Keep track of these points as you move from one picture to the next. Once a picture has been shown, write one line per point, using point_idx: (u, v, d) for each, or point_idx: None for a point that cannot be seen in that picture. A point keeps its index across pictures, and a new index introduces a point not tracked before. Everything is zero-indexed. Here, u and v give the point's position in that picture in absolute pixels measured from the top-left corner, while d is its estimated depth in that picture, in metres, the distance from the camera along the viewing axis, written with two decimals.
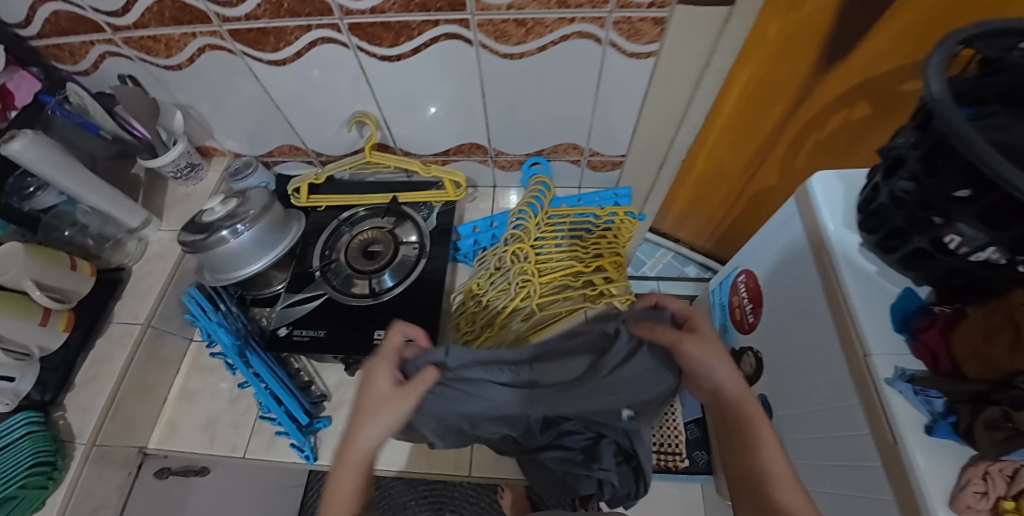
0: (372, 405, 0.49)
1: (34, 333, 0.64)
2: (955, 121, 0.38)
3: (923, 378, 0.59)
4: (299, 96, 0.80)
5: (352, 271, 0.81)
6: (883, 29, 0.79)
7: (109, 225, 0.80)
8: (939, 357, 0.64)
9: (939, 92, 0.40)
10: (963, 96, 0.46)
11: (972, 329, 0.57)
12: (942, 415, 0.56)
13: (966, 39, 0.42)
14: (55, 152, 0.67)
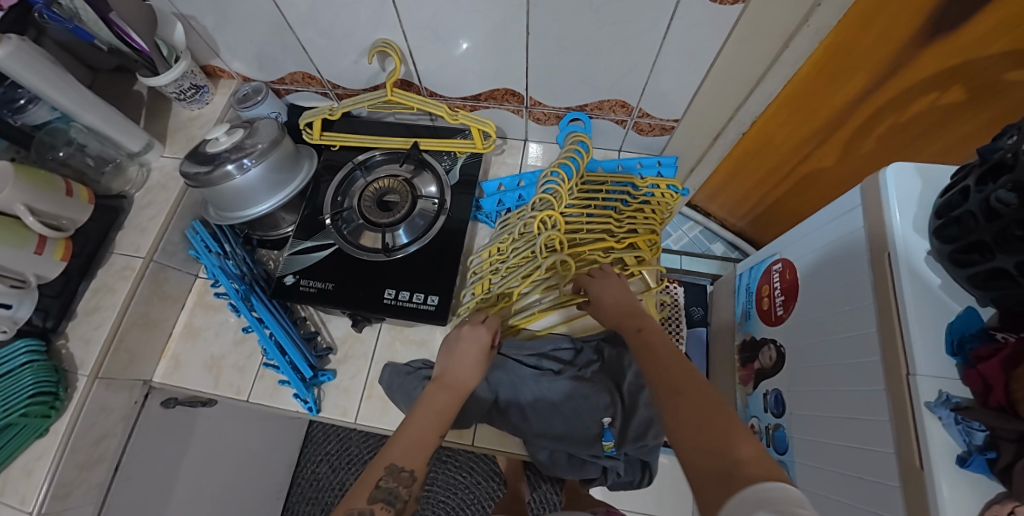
0: (455, 378, 0.58)
1: (29, 261, 0.61)
2: None
3: (969, 409, 0.61)
4: (313, 14, 0.69)
5: (365, 222, 0.75)
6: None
7: (109, 146, 0.74)
8: (988, 393, 0.61)
9: None
10: None
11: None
12: (980, 448, 0.59)
13: None
14: (40, 58, 0.59)
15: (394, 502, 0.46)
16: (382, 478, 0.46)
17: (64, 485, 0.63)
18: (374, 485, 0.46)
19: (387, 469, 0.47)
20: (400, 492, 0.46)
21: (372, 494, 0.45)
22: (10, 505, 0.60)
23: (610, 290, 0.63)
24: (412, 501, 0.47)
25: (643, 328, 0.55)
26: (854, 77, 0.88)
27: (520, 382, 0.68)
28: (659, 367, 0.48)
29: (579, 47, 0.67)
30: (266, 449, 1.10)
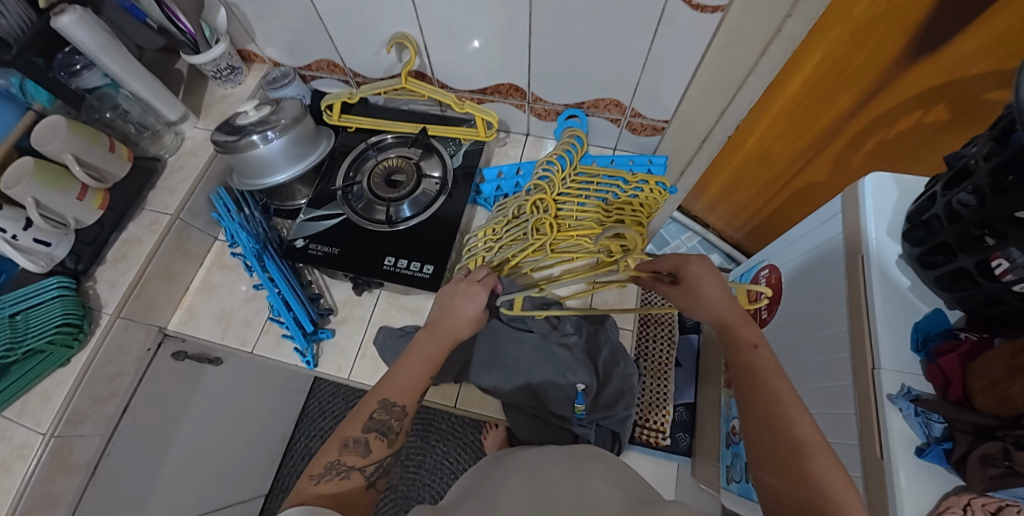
0: None
1: (71, 206, 0.69)
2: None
3: (925, 400, 0.62)
4: (340, 6, 0.77)
5: (373, 197, 0.82)
6: (989, 23, 0.69)
7: (149, 115, 0.83)
8: (950, 393, 0.62)
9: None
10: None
11: (988, 365, 0.58)
12: (939, 440, 0.59)
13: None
14: (100, 29, 0.67)
15: (388, 432, 0.52)
16: (375, 410, 0.53)
17: (77, 413, 0.69)
18: (368, 417, 0.52)
19: (381, 403, 0.53)
20: (392, 424, 0.53)
21: (367, 424, 0.52)
22: (26, 426, 0.66)
23: (712, 286, 0.56)
24: (405, 432, 0.54)
25: (751, 347, 0.53)
26: (844, 92, 0.92)
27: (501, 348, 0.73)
28: (772, 411, 0.48)
29: (576, 47, 0.74)
30: (266, 415, 1.16)
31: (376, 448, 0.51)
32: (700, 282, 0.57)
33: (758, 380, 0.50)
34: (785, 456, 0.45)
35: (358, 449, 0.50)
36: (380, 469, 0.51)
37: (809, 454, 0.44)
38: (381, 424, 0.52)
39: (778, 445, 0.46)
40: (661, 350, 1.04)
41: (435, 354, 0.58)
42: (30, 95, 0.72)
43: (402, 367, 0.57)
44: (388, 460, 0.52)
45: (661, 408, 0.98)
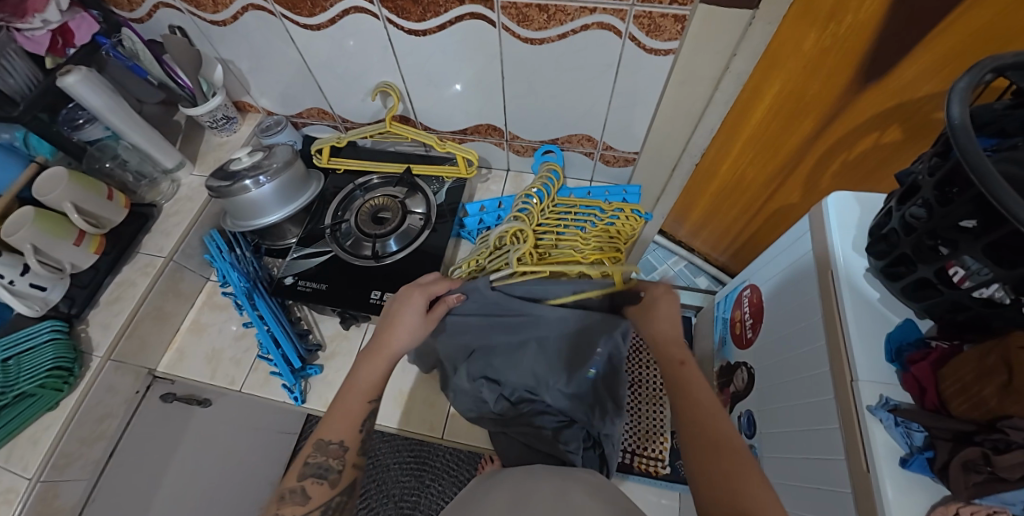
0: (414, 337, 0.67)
1: (68, 250, 0.72)
2: (986, 171, 0.39)
3: (907, 410, 0.57)
4: (329, 61, 0.83)
5: (361, 234, 0.85)
6: (931, 47, 0.70)
7: (147, 164, 0.87)
8: (927, 402, 0.58)
9: (958, 116, 0.43)
10: (960, 135, 0.42)
11: (963, 376, 0.54)
12: (920, 450, 0.55)
13: (968, 86, 0.44)
14: (104, 89, 0.73)
15: (325, 474, 0.53)
16: (310, 456, 0.54)
17: (65, 456, 0.69)
18: (303, 463, 0.53)
19: (315, 446, 0.54)
20: (331, 465, 0.54)
21: (302, 471, 0.53)
22: (12, 471, 0.65)
23: (661, 321, 0.65)
24: (348, 468, 0.55)
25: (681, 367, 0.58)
26: (804, 118, 0.94)
27: (494, 339, 0.76)
28: (699, 418, 0.52)
29: (546, 89, 0.80)
30: (256, 458, 1.14)
31: (314, 493, 0.53)
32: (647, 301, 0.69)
33: (682, 388, 0.56)
34: (710, 455, 0.47)
35: (296, 500, 0.52)
36: (327, 511, 0.53)
37: (733, 450, 0.47)
38: (319, 468, 0.53)
39: (702, 442, 0.49)
40: (651, 377, 0.96)
41: (377, 377, 0.59)
42: (32, 147, 0.76)
43: (348, 405, 0.57)
44: (338, 499, 0.54)
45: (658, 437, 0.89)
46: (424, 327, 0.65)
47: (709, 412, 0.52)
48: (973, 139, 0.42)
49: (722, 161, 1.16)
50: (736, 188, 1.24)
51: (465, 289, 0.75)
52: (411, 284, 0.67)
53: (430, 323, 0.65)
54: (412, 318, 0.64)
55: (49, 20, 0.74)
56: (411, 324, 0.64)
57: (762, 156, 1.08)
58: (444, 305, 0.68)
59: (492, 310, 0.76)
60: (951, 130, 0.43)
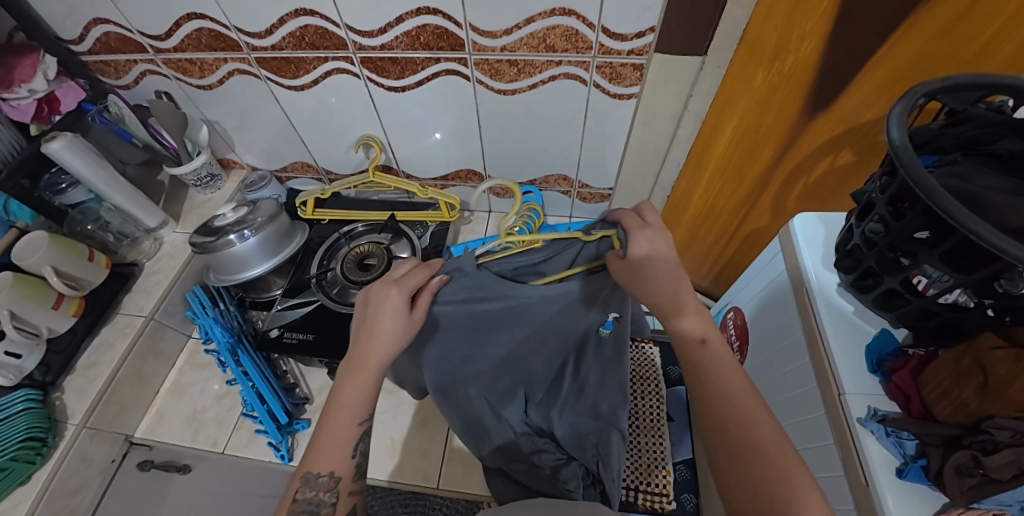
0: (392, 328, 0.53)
1: (45, 314, 0.70)
2: (931, 185, 0.43)
3: (893, 418, 0.56)
4: (313, 119, 0.88)
5: (347, 281, 0.85)
6: (876, 70, 0.64)
7: (129, 224, 0.87)
8: (914, 411, 0.56)
9: (898, 136, 0.47)
10: (902, 154, 0.46)
11: (942, 378, 0.52)
12: (915, 460, 0.53)
13: (907, 109, 0.48)
14: (87, 151, 0.75)
15: (317, 511, 0.45)
16: (299, 490, 0.45)
17: None
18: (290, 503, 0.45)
19: (302, 480, 0.46)
20: (324, 498, 0.46)
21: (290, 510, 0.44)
22: None
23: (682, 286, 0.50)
24: (342, 498, 0.47)
25: (709, 347, 0.49)
26: (759, 155, 0.84)
27: (498, 351, 0.67)
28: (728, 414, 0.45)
29: (521, 134, 0.85)
30: None
31: None
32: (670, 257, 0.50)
33: (704, 371, 0.48)
34: (735, 459, 0.43)
35: None
36: None
37: (767, 456, 0.41)
38: (311, 504, 0.44)
39: (736, 442, 0.44)
40: (652, 405, 0.95)
41: (367, 393, 0.49)
42: (12, 213, 0.75)
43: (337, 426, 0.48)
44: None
45: (660, 468, 0.87)
46: (411, 329, 0.52)
47: (740, 406, 0.45)
48: (914, 156, 0.45)
49: (685, 207, 1.05)
50: (697, 233, 1.14)
51: (448, 270, 0.57)
52: (385, 278, 0.54)
53: (416, 319, 0.53)
54: (395, 317, 0.51)
55: (35, 89, 0.76)
56: (397, 333, 0.51)
57: (724, 198, 0.98)
58: (428, 292, 0.55)
59: (474, 298, 0.60)
60: (893, 151, 0.47)
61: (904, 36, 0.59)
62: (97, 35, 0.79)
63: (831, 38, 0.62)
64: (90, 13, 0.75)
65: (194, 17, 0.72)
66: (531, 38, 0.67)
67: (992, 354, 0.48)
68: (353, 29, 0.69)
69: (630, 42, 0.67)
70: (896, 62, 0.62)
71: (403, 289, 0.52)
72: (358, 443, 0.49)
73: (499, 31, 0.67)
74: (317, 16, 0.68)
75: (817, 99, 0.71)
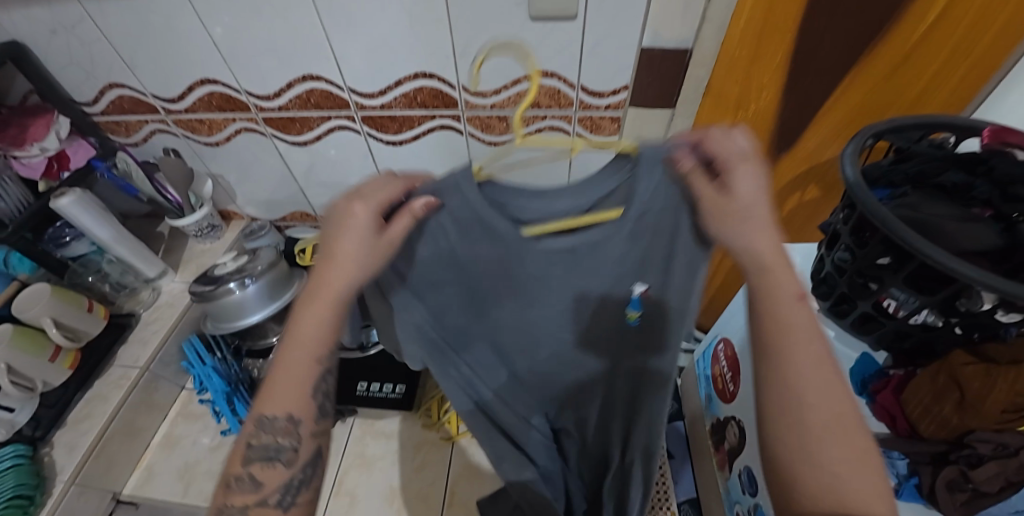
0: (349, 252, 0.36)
1: (42, 368, 0.70)
2: (883, 215, 0.49)
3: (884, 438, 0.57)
4: (312, 172, 0.93)
5: None
6: (833, 109, 0.72)
7: (129, 275, 0.89)
8: (899, 430, 0.56)
9: (851, 174, 0.53)
10: (855, 190, 0.52)
11: (924, 395, 0.54)
12: (907, 478, 0.53)
13: (855, 151, 0.55)
14: (95, 205, 0.77)
15: (277, 456, 0.36)
16: (252, 436, 0.36)
17: None
18: (245, 446, 0.36)
19: (255, 423, 0.36)
20: (286, 445, 0.37)
21: (246, 453, 0.36)
22: None
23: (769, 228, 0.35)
24: (305, 443, 0.38)
25: (787, 296, 0.32)
26: None
27: (538, 330, 0.49)
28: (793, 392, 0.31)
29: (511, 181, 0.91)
30: None
31: (266, 480, 0.36)
32: (753, 205, 0.32)
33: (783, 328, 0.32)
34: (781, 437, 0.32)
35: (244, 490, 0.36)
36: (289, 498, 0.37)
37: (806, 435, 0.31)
38: (267, 449, 0.36)
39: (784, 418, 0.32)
40: None
41: (321, 332, 0.36)
42: (13, 266, 0.77)
43: (286, 365, 0.36)
44: (299, 475, 0.38)
45: (664, 507, 0.86)
46: (383, 256, 0.36)
47: (807, 375, 0.31)
48: (867, 191, 0.51)
49: None
50: None
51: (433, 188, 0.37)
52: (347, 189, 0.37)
53: (388, 243, 0.35)
54: (358, 236, 0.34)
55: (47, 147, 0.80)
56: (359, 262, 0.35)
57: None
58: (412, 217, 0.36)
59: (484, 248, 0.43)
60: (848, 186, 0.53)
61: (853, 76, 0.67)
62: (112, 98, 0.84)
63: (787, 89, 0.70)
64: (107, 79, 0.81)
65: (207, 82, 0.78)
66: (518, 97, 0.75)
67: (965, 368, 0.51)
68: (355, 90, 0.76)
69: (606, 99, 0.76)
70: (853, 101, 0.71)
71: (370, 198, 0.35)
72: (319, 380, 0.37)
73: (489, 90, 0.74)
74: (322, 81, 0.75)
75: (780, 140, 0.78)
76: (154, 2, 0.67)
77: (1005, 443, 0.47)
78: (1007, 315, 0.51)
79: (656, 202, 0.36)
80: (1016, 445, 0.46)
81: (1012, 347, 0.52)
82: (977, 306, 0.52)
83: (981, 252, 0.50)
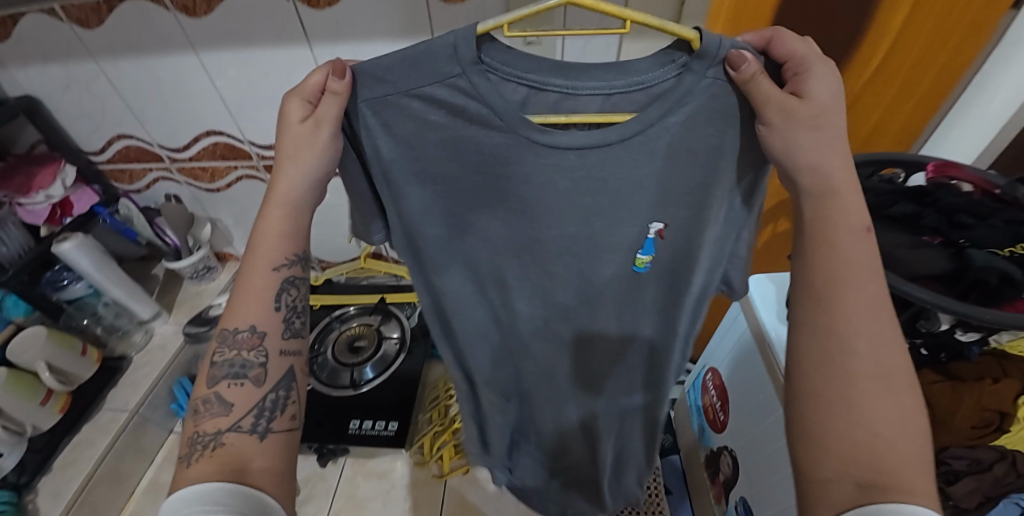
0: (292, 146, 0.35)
1: (31, 412, 0.71)
2: None
3: None
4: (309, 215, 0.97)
5: (337, 364, 0.91)
6: None
7: (123, 317, 0.90)
8: None
9: None
10: None
11: None
12: None
13: None
14: (95, 251, 0.80)
15: (244, 371, 0.36)
16: (215, 351, 0.36)
17: None
18: (211, 364, 0.36)
19: (217, 337, 0.36)
20: (251, 361, 0.36)
21: (211, 373, 0.36)
22: None
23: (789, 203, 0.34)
24: (272, 359, 0.37)
25: (848, 236, 0.33)
26: None
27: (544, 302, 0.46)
28: (845, 319, 0.32)
29: None
30: None
31: (235, 400, 0.35)
32: (833, 107, 0.31)
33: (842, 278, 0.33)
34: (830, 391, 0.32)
35: (214, 410, 0.34)
36: (263, 417, 0.35)
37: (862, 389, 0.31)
38: (231, 365, 0.35)
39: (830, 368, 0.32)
40: None
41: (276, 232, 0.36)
42: (5, 311, 0.76)
43: (247, 272, 0.37)
44: (274, 395, 0.36)
45: None
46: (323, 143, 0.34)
47: (867, 324, 0.32)
48: None
49: None
50: None
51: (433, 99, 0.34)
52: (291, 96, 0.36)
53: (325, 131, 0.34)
54: (292, 132, 0.34)
55: (52, 195, 0.84)
56: (304, 155, 0.34)
57: None
58: (337, 98, 0.33)
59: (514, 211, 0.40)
60: None
61: None
62: (119, 147, 0.89)
63: None
64: (116, 130, 0.86)
65: (213, 133, 0.84)
66: None
67: (934, 388, 0.55)
68: None
69: None
70: None
71: (301, 90, 0.34)
72: (282, 291, 0.38)
73: None
74: None
75: None
76: (167, 64, 0.74)
77: (978, 458, 0.51)
78: (966, 334, 0.54)
79: (701, 112, 0.34)
80: (988, 459, 0.51)
81: (977, 365, 0.55)
82: (936, 328, 0.55)
83: (933, 276, 0.55)
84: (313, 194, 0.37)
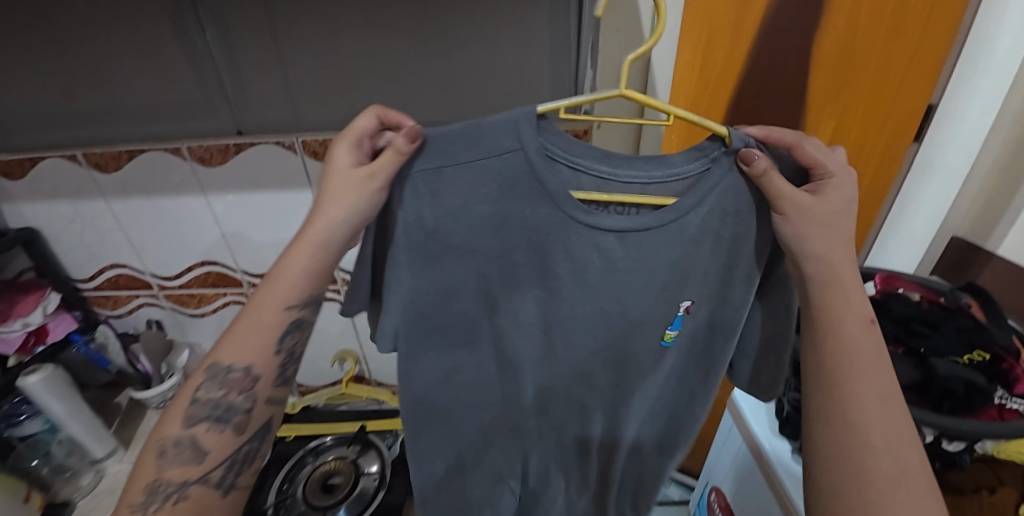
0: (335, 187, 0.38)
1: None
2: None
3: None
4: None
5: (307, 506, 0.82)
6: None
7: (74, 455, 0.85)
8: None
9: None
10: None
11: None
12: None
13: None
14: (61, 386, 0.78)
15: (224, 418, 0.41)
16: (202, 385, 0.40)
17: None
18: (190, 402, 0.40)
19: (206, 373, 0.40)
20: (231, 407, 0.41)
21: (188, 412, 0.40)
22: None
23: None
24: (256, 407, 0.42)
25: (854, 320, 0.37)
26: None
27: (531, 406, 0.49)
28: (854, 420, 0.34)
29: None
30: None
31: (209, 445, 0.40)
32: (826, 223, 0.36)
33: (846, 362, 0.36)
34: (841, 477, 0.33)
35: (182, 455, 0.39)
36: (231, 463, 0.41)
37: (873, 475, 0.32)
38: (217, 409, 0.40)
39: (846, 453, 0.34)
40: None
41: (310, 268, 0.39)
42: None
43: (260, 307, 0.40)
44: (248, 446, 0.42)
45: None
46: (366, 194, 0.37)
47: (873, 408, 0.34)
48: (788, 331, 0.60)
49: None
50: None
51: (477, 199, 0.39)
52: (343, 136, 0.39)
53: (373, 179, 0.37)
54: (343, 173, 0.37)
55: (29, 322, 0.84)
56: (349, 202, 0.37)
57: None
58: (398, 155, 0.36)
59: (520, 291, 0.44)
60: None
61: None
62: (109, 276, 0.90)
63: None
64: (110, 260, 0.88)
65: (206, 263, 0.88)
66: None
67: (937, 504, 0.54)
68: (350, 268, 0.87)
69: None
70: None
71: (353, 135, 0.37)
72: (285, 335, 0.42)
73: None
74: None
75: None
76: (176, 202, 0.80)
77: None
78: (953, 445, 0.53)
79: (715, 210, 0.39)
80: None
81: (972, 473, 0.56)
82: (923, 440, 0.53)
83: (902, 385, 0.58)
84: (345, 238, 0.40)
